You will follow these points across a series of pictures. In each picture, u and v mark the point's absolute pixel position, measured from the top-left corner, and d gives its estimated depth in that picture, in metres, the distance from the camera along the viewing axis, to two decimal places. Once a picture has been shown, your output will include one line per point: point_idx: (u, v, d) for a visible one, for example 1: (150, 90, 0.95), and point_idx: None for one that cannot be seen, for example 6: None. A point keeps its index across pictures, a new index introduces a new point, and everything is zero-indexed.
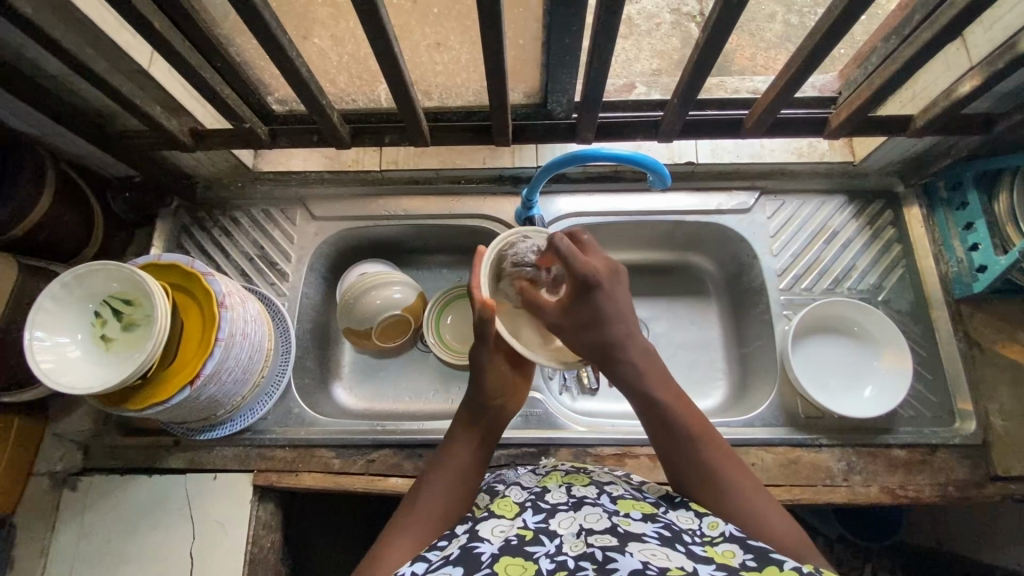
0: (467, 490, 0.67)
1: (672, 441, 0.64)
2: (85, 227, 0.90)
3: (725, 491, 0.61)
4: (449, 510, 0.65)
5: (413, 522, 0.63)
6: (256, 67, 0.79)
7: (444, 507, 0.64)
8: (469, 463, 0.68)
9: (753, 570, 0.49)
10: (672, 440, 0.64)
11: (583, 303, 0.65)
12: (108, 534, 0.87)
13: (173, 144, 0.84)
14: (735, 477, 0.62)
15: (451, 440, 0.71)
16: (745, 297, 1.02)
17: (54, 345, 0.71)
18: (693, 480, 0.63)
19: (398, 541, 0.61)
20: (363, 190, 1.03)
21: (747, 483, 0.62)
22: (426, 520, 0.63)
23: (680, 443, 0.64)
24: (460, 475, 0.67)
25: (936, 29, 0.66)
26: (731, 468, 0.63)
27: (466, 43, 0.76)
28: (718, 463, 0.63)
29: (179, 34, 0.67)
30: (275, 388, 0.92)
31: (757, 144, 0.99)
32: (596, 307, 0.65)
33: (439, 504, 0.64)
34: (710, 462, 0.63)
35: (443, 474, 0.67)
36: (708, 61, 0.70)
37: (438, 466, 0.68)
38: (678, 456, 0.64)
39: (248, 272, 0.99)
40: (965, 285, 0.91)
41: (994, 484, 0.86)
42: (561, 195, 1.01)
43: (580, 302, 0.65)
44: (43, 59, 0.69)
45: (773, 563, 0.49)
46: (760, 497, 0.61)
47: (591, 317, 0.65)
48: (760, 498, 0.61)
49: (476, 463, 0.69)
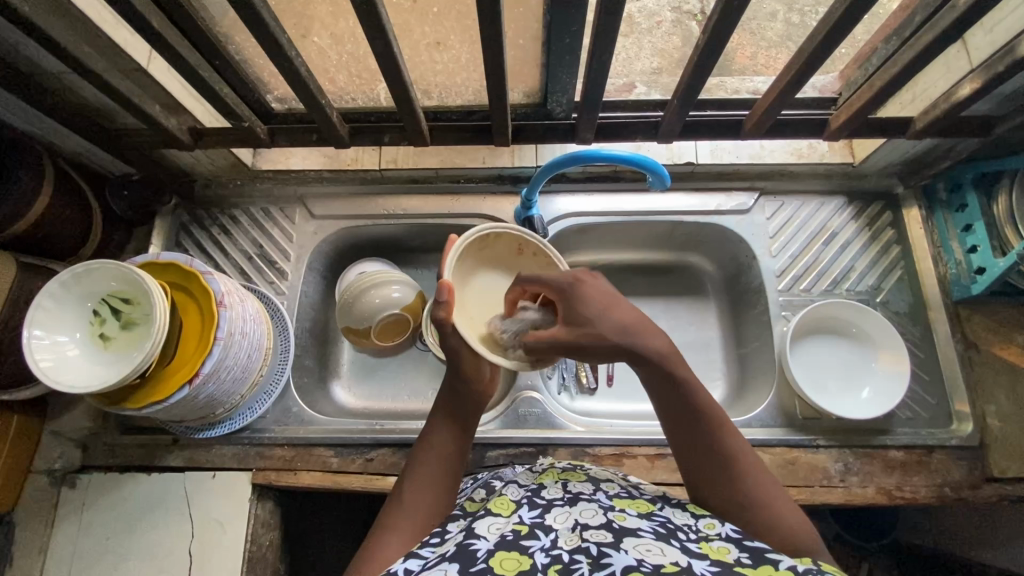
0: (449, 483, 0.66)
1: (693, 441, 0.62)
2: (84, 225, 0.90)
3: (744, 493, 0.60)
4: (436, 505, 0.64)
5: (402, 520, 0.62)
6: (256, 66, 0.79)
7: (431, 502, 0.64)
8: (451, 454, 0.68)
9: (747, 566, 0.49)
10: (693, 441, 0.62)
11: (572, 304, 0.62)
12: (107, 532, 0.87)
13: (172, 143, 0.84)
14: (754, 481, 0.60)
15: (430, 431, 0.69)
16: (744, 297, 1.02)
17: (53, 344, 0.71)
18: (709, 482, 0.61)
19: (389, 539, 0.60)
20: (362, 189, 1.03)
21: (767, 485, 0.60)
22: (415, 518, 0.62)
23: (699, 446, 0.62)
24: (443, 467, 0.66)
25: (936, 31, 0.66)
26: (749, 470, 0.61)
27: (466, 43, 0.76)
28: (739, 465, 0.61)
29: (177, 33, 0.67)
30: (274, 386, 0.93)
31: (758, 144, 0.98)
32: (587, 307, 0.61)
33: (426, 500, 0.64)
34: (731, 464, 0.61)
35: (426, 468, 0.66)
36: (709, 62, 0.70)
37: (420, 459, 0.67)
38: (697, 458, 0.62)
39: (248, 271, 0.99)
40: (963, 288, 0.91)
41: (990, 485, 0.86)
42: (561, 195, 1.01)
43: (569, 304, 0.62)
44: (41, 57, 0.69)
45: (769, 563, 0.49)
46: (779, 499, 0.60)
47: (580, 318, 0.61)
48: (781, 501, 0.60)
49: (458, 452, 0.68)
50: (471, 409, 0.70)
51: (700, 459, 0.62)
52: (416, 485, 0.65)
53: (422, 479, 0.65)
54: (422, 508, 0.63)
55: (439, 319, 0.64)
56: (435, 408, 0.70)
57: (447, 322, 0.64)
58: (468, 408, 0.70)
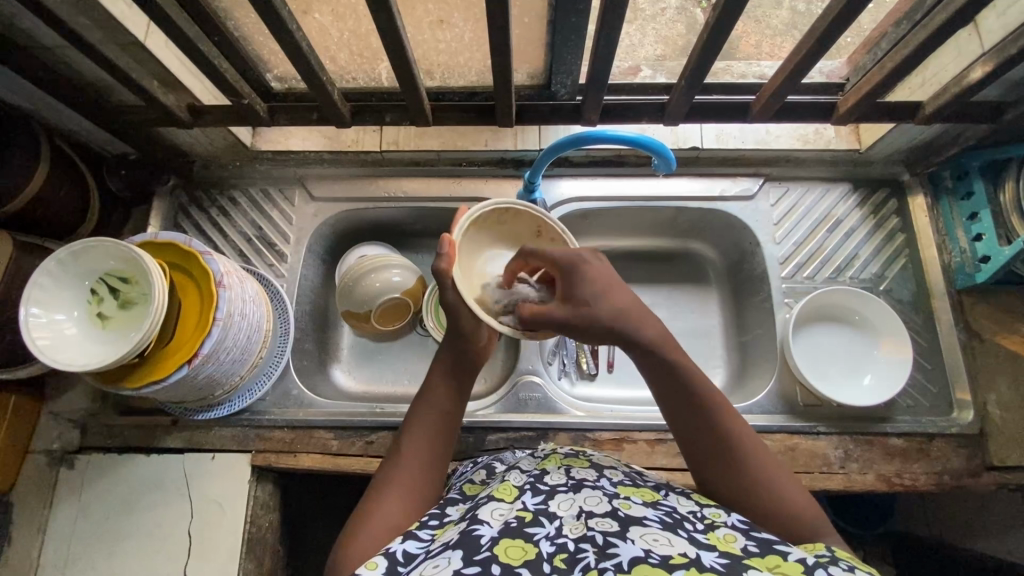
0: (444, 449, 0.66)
1: (690, 422, 0.62)
2: (81, 204, 0.89)
3: (742, 470, 0.60)
4: (432, 471, 0.65)
5: (399, 489, 0.62)
6: (254, 42, 0.77)
7: (427, 468, 0.64)
8: (447, 416, 0.67)
9: (756, 557, 0.49)
10: (697, 427, 0.62)
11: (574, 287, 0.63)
12: (106, 512, 0.87)
13: (170, 120, 0.83)
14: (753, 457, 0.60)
15: (428, 392, 0.68)
16: (746, 284, 1.02)
17: (50, 322, 0.71)
18: (710, 465, 0.61)
19: (385, 502, 0.61)
20: (363, 172, 1.01)
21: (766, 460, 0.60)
22: (408, 483, 0.63)
23: (696, 426, 0.61)
24: (439, 432, 0.66)
25: (950, 13, 0.65)
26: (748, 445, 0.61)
27: (470, 21, 0.74)
28: (739, 440, 0.61)
29: (176, 5, 0.65)
30: (274, 368, 0.92)
31: (763, 130, 0.97)
32: (581, 288, 0.63)
33: (421, 461, 0.64)
34: (729, 442, 0.60)
35: (422, 432, 0.66)
36: (717, 44, 0.69)
37: (418, 422, 0.66)
38: (696, 439, 0.62)
39: (247, 253, 0.99)
40: (967, 277, 0.90)
41: (989, 473, 0.86)
42: (564, 179, 1.00)
43: (573, 287, 0.63)
44: (36, 28, 0.67)
45: (778, 554, 0.50)
46: (777, 474, 0.60)
47: (573, 300, 0.63)
48: (780, 477, 0.60)
49: (455, 414, 0.68)
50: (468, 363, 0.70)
51: (699, 440, 0.61)
52: (413, 449, 0.65)
53: (418, 442, 0.65)
54: (418, 472, 0.64)
55: (440, 270, 0.65)
56: (433, 368, 0.70)
57: (447, 275, 0.65)
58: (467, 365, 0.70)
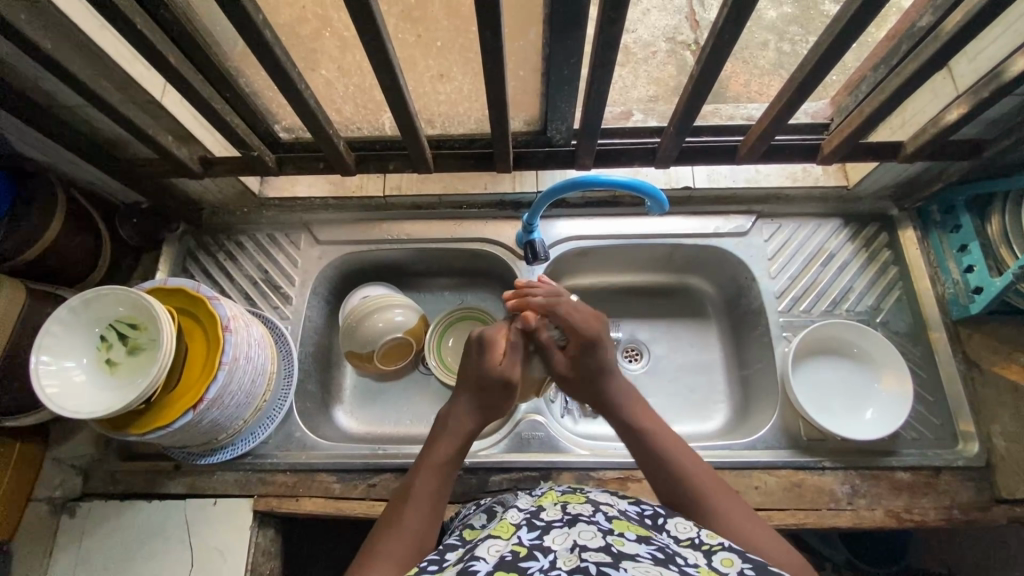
0: (439, 508, 0.67)
1: (663, 471, 0.68)
2: (92, 251, 0.92)
3: (708, 510, 0.64)
4: (429, 516, 0.65)
5: (394, 543, 0.62)
6: (264, 97, 0.81)
7: (433, 510, 0.66)
8: (458, 450, 0.71)
9: None
10: (666, 463, 0.69)
11: (594, 351, 0.77)
12: (106, 561, 0.86)
13: (182, 172, 0.86)
14: (720, 498, 0.65)
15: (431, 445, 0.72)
16: (745, 319, 1.03)
17: (59, 369, 0.72)
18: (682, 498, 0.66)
19: (378, 560, 0.60)
20: (367, 216, 1.04)
21: (734, 505, 0.65)
22: (401, 541, 0.62)
23: (668, 477, 0.68)
24: (445, 468, 0.70)
25: (919, 63, 0.68)
26: (716, 491, 0.66)
27: (469, 75, 0.79)
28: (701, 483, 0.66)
29: (191, 67, 0.69)
30: (277, 412, 0.93)
31: (753, 169, 1.01)
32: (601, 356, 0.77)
33: (428, 497, 0.66)
34: (696, 485, 0.66)
35: (434, 466, 0.69)
36: (703, 93, 0.72)
37: (420, 476, 0.68)
38: (668, 477, 0.68)
39: (252, 295, 1.01)
40: (961, 307, 0.92)
41: (1000, 507, 0.85)
42: (561, 220, 1.02)
43: (589, 351, 0.77)
44: (59, 90, 0.71)
45: (773, 573, 0.49)
46: (742, 515, 0.63)
47: (600, 362, 0.77)
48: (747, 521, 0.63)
49: (448, 469, 0.70)
50: (495, 412, 0.77)
51: (670, 485, 0.67)
52: (421, 487, 0.67)
53: (427, 479, 0.68)
54: (427, 513, 0.65)
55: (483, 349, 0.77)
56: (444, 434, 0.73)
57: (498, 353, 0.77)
58: (496, 407, 0.76)
